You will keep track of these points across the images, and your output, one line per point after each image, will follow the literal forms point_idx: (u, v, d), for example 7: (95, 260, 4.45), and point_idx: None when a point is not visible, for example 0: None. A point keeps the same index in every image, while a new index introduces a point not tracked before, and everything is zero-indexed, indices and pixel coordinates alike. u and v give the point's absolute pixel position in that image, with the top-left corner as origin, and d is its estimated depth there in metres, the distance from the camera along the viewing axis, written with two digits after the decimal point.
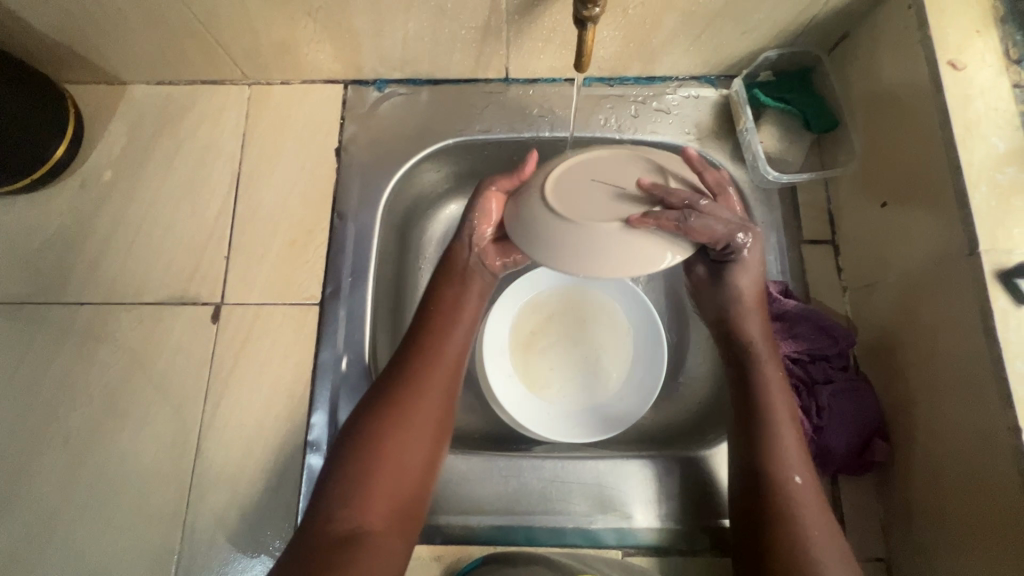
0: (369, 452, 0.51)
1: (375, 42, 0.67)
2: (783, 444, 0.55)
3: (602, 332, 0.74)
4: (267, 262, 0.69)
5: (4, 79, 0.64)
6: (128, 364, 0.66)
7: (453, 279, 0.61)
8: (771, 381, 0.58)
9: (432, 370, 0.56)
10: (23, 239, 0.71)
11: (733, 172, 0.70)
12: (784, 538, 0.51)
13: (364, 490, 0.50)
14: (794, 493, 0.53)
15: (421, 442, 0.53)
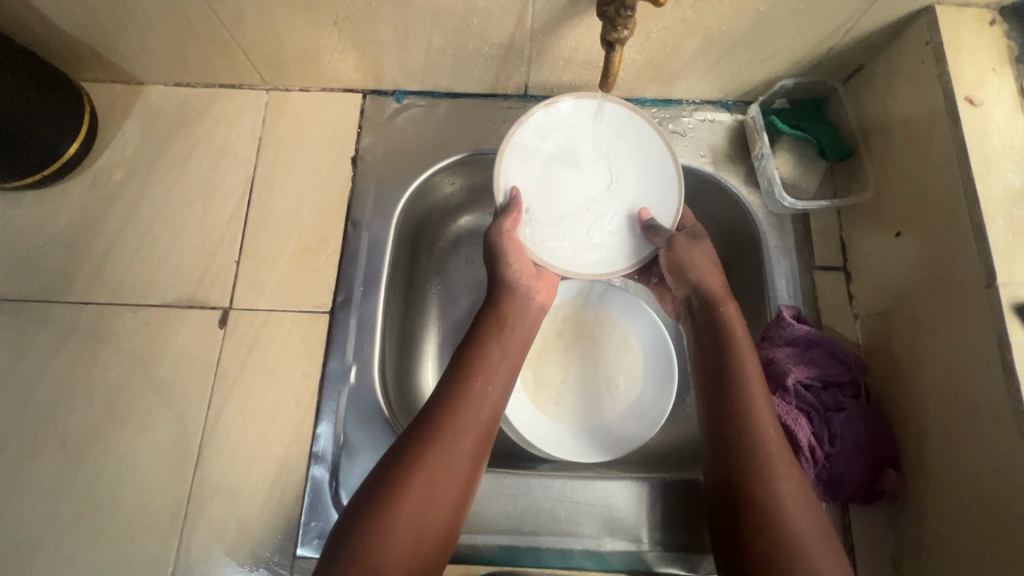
0: (384, 515, 0.47)
1: (397, 53, 0.68)
2: (755, 399, 0.55)
3: (607, 349, 0.75)
4: (278, 268, 0.69)
5: (19, 73, 0.63)
6: (131, 367, 0.65)
7: (496, 324, 0.61)
8: (737, 331, 0.60)
9: (459, 421, 0.52)
10: (29, 235, 0.70)
11: (748, 196, 0.71)
12: (742, 423, 0.53)
13: (381, 549, 0.46)
14: (768, 438, 0.52)
15: (445, 499, 0.49)
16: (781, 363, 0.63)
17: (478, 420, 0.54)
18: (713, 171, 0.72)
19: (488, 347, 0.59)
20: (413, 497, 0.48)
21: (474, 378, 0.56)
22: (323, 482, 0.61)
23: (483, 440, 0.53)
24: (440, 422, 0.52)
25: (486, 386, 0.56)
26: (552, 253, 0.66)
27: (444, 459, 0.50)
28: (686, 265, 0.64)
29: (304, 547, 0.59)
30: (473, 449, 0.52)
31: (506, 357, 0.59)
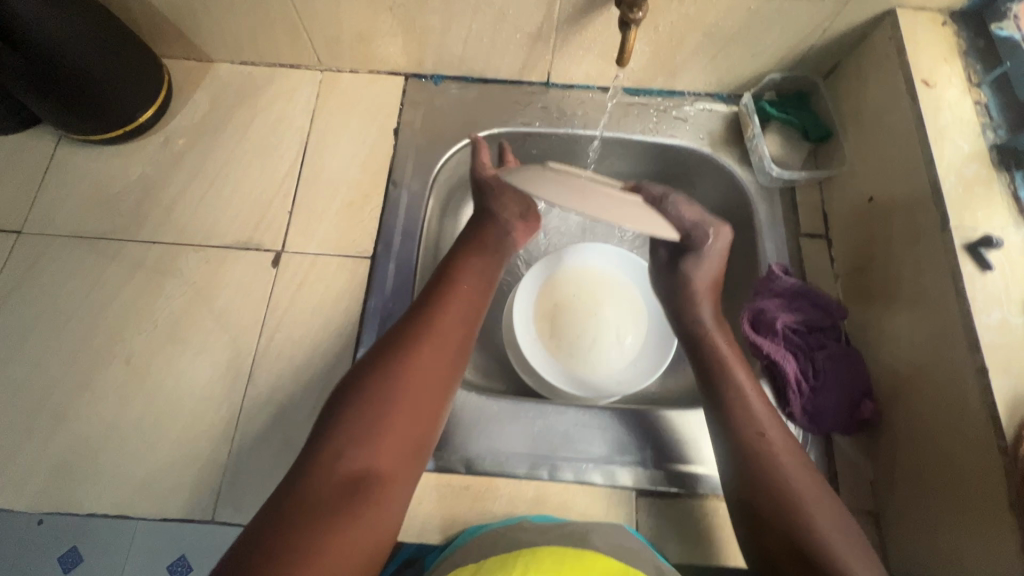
0: (376, 397, 0.54)
1: (440, 39, 0.78)
2: (754, 403, 0.62)
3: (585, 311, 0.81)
4: (327, 219, 0.77)
5: (121, 41, 0.73)
6: (191, 299, 0.72)
7: (477, 243, 0.72)
8: (727, 352, 0.67)
9: (440, 318, 0.61)
10: (106, 183, 0.78)
11: (740, 174, 0.82)
12: (742, 420, 0.61)
13: (376, 428, 0.52)
14: (771, 435, 0.60)
15: (433, 385, 0.57)
16: (770, 311, 0.71)
17: (458, 316, 0.63)
18: (711, 152, 0.84)
19: (471, 262, 0.69)
20: (409, 380, 0.56)
21: (458, 284, 0.65)
22: None
23: (465, 331, 0.62)
24: (426, 320, 0.61)
25: (468, 293, 0.65)
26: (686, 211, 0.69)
27: (431, 346, 0.59)
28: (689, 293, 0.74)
29: None
30: (456, 337, 0.61)
31: (484, 271, 0.69)
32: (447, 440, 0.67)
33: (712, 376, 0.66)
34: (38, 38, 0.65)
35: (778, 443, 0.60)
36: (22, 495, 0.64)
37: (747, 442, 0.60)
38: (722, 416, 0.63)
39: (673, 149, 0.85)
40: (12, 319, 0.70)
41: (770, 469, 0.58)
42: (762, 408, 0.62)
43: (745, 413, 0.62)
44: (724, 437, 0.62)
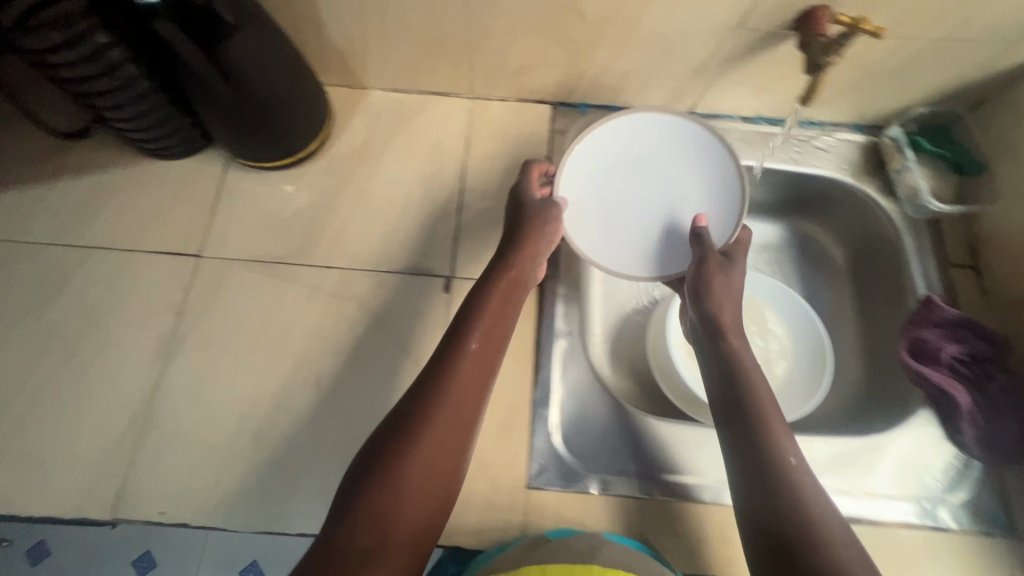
0: (392, 468, 0.50)
1: (601, 71, 0.81)
2: (784, 450, 0.55)
3: (746, 324, 0.85)
4: (492, 246, 0.80)
5: (312, 83, 0.75)
6: (371, 323, 0.75)
7: (507, 279, 0.64)
8: (756, 376, 0.60)
9: (469, 376, 0.56)
10: (277, 209, 0.81)
11: (885, 205, 0.84)
12: (776, 466, 0.53)
13: (392, 505, 0.49)
14: (799, 479, 0.52)
15: (444, 460, 0.51)
16: (932, 341, 0.74)
17: (471, 376, 0.56)
18: (854, 182, 0.86)
19: (493, 299, 0.62)
20: (423, 454, 0.51)
21: (471, 340, 0.58)
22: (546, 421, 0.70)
23: (480, 395, 0.56)
24: (440, 379, 0.55)
25: (490, 342, 0.59)
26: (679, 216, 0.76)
27: (437, 410, 0.53)
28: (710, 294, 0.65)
29: (537, 479, 0.68)
30: (468, 402, 0.55)
31: (502, 309, 0.62)
32: (634, 465, 0.69)
33: (741, 405, 0.58)
34: (240, 77, 0.65)
35: (807, 494, 0.51)
36: (230, 514, 0.66)
37: (777, 496, 0.51)
38: (753, 450, 0.55)
39: (815, 179, 0.88)
40: (204, 342, 0.73)
41: (809, 529, 0.49)
42: (794, 453, 0.55)
43: (778, 463, 0.53)
44: (759, 487, 0.53)
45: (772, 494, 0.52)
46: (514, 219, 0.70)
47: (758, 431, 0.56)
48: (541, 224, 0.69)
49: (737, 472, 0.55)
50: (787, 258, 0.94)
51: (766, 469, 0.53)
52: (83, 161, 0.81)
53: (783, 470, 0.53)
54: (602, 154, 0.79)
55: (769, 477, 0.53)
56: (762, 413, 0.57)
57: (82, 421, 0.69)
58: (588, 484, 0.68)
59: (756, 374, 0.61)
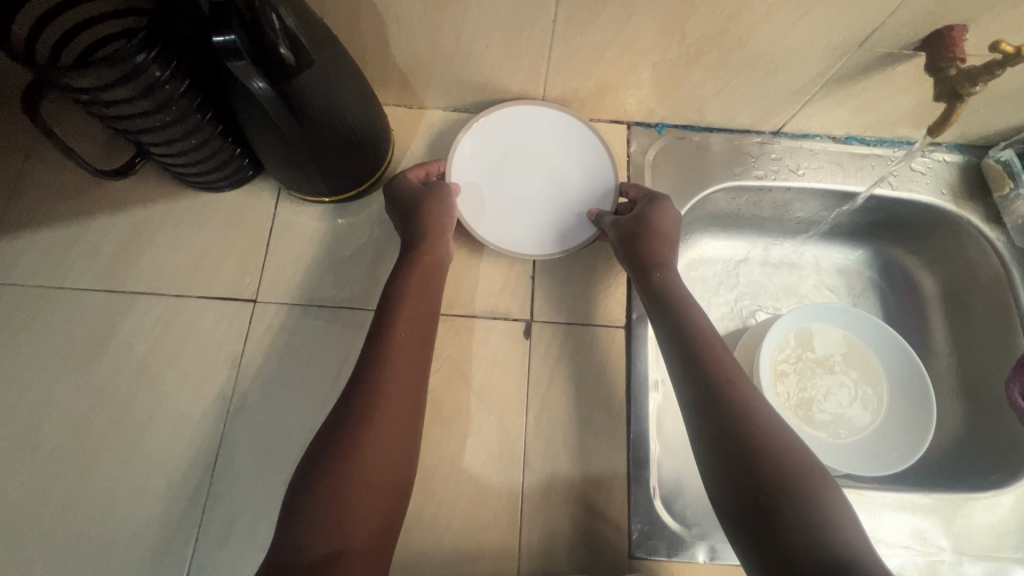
0: (346, 460, 0.51)
1: (689, 92, 0.74)
2: (727, 371, 0.56)
3: (835, 363, 0.81)
4: (573, 284, 0.74)
5: (371, 106, 0.67)
6: (449, 373, 0.69)
7: (411, 262, 0.63)
8: (693, 307, 0.61)
9: (381, 365, 0.56)
10: (337, 246, 0.74)
11: (990, 234, 0.78)
12: (723, 386, 0.55)
13: (340, 505, 0.49)
14: (750, 398, 0.54)
15: (394, 451, 0.53)
16: None
17: (410, 369, 0.57)
18: (955, 208, 0.80)
19: (410, 287, 0.61)
20: (368, 451, 0.51)
21: (396, 332, 0.58)
22: (644, 483, 0.65)
23: (417, 383, 0.57)
24: (376, 368, 0.55)
25: (410, 326, 0.59)
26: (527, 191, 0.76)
27: (374, 401, 0.53)
28: (656, 237, 0.66)
29: (640, 549, 0.63)
30: (410, 394, 0.56)
31: (420, 293, 0.62)
32: None
33: (687, 333, 0.59)
34: (312, 101, 0.57)
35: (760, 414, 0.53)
36: None
37: (742, 460, 0.51)
38: (701, 376, 0.56)
39: (911, 204, 0.81)
40: (267, 397, 0.67)
41: (758, 448, 0.51)
42: (740, 377, 0.56)
43: (740, 425, 0.52)
44: (708, 409, 0.54)
45: (723, 417, 0.53)
46: (393, 207, 0.69)
47: (710, 382, 0.55)
48: (410, 218, 0.66)
49: (686, 399, 0.56)
50: (869, 285, 0.89)
51: (718, 394, 0.54)
52: (122, 195, 0.74)
53: (733, 391, 0.54)
54: (480, 147, 0.77)
55: (734, 440, 0.51)
56: (706, 340, 0.58)
57: (139, 492, 0.63)
58: (694, 551, 0.63)
59: (696, 307, 0.62)
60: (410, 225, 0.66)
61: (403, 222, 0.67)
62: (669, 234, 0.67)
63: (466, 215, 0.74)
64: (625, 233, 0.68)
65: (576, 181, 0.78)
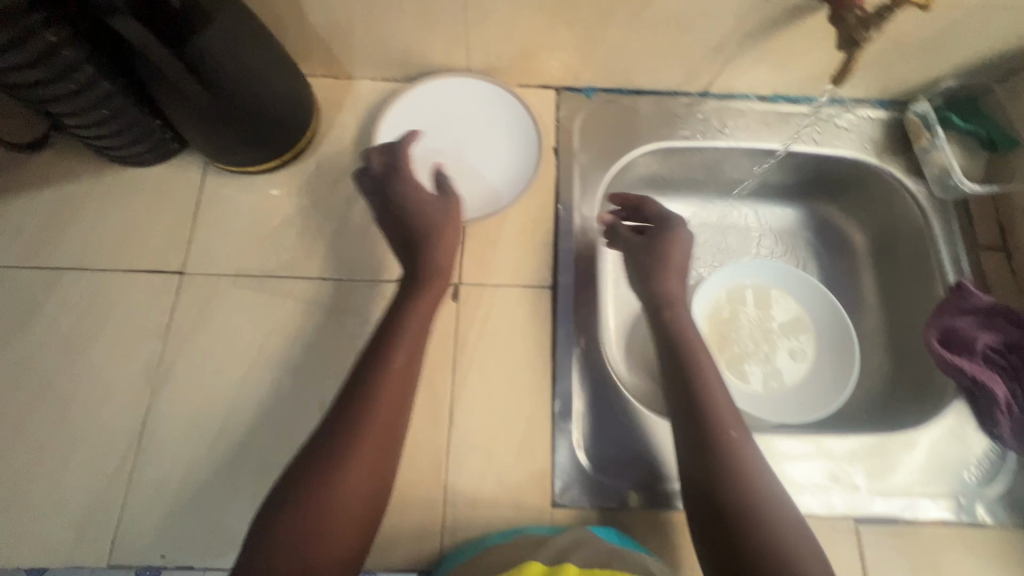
0: (333, 469, 0.49)
1: (610, 52, 0.75)
2: (715, 395, 0.57)
3: (767, 317, 0.83)
4: (500, 247, 0.74)
5: (288, 75, 0.67)
6: (376, 338, 0.69)
7: (415, 279, 0.61)
8: (688, 322, 0.64)
9: (387, 372, 0.54)
10: (264, 216, 0.74)
11: (912, 186, 0.80)
12: (702, 410, 0.56)
13: (322, 516, 0.48)
14: (730, 426, 0.55)
15: (381, 460, 0.51)
16: (966, 330, 0.71)
17: (402, 382, 0.55)
18: (877, 162, 0.82)
19: (421, 303, 0.60)
20: (355, 461, 0.50)
21: (400, 345, 0.56)
22: (568, 436, 0.66)
23: (408, 395, 0.55)
24: (372, 381, 0.54)
25: (415, 344, 0.58)
26: (453, 159, 0.78)
27: (364, 413, 0.52)
28: (665, 263, 0.67)
29: (562, 497, 0.64)
30: (400, 406, 0.54)
31: (426, 308, 0.60)
32: (661, 478, 0.66)
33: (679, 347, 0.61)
34: (214, 62, 0.57)
35: (735, 440, 0.54)
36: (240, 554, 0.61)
37: (710, 483, 0.52)
38: (688, 394, 0.58)
39: (835, 160, 0.83)
40: (194, 368, 0.67)
41: (736, 474, 0.52)
42: (725, 405, 0.57)
43: (719, 449, 0.53)
44: (688, 428, 0.56)
45: (701, 439, 0.54)
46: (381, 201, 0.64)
47: (698, 405, 0.56)
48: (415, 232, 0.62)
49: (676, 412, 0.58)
50: (804, 244, 0.90)
51: (698, 419, 0.56)
52: (46, 171, 0.73)
53: (711, 413, 0.56)
54: (404, 117, 0.78)
55: (707, 457, 0.53)
56: (695, 357, 0.61)
57: (66, 462, 0.63)
58: (616, 498, 0.64)
59: (680, 313, 0.64)
60: (404, 232, 0.63)
61: (395, 232, 0.63)
62: (672, 254, 0.67)
63: None
64: (636, 242, 0.69)
65: (501, 148, 0.79)
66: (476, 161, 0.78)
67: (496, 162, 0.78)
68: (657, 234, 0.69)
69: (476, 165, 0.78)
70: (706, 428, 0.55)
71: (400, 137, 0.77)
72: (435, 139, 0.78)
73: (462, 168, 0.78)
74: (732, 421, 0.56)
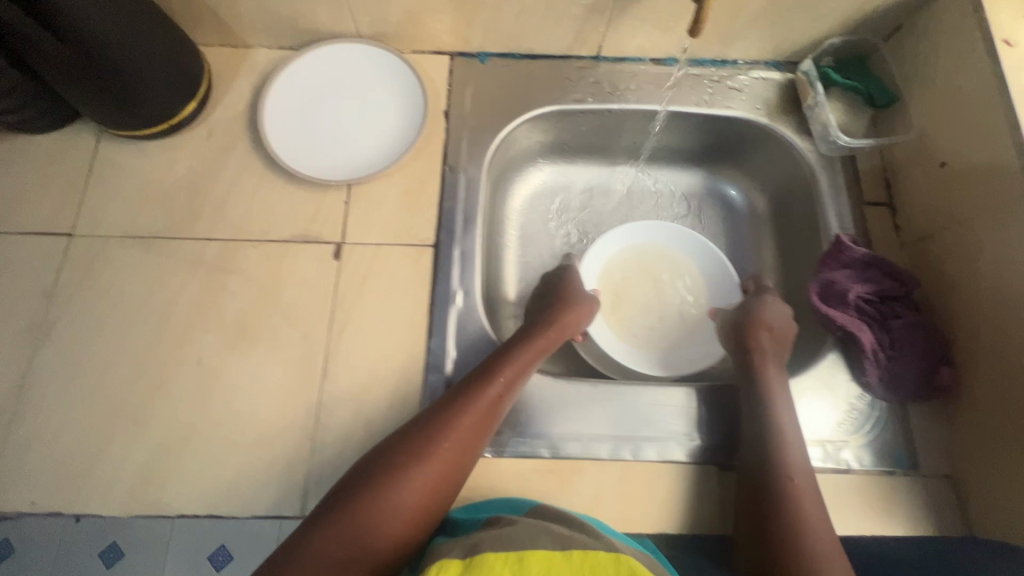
0: (373, 507, 0.53)
1: (492, 14, 0.76)
2: (790, 468, 0.60)
3: (660, 274, 0.86)
4: (385, 207, 0.76)
5: (161, 36, 0.69)
6: (256, 296, 0.71)
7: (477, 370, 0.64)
8: (773, 381, 0.67)
9: (454, 424, 0.59)
10: (154, 180, 0.76)
11: (801, 145, 0.80)
12: (801, 481, 0.60)
13: (357, 552, 0.51)
14: (807, 497, 0.59)
15: (418, 499, 0.55)
16: (841, 283, 0.71)
17: (465, 434, 0.59)
18: (768, 123, 0.82)
19: (506, 369, 0.64)
20: (403, 499, 0.54)
21: (468, 409, 0.60)
22: (439, 388, 0.68)
23: (468, 453, 0.59)
24: (429, 433, 0.58)
25: (494, 409, 0.62)
26: (342, 124, 0.80)
27: (429, 457, 0.57)
28: (756, 322, 0.72)
29: None
30: (449, 463, 0.57)
31: (520, 369, 0.65)
32: (527, 425, 0.67)
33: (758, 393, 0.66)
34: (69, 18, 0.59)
35: (812, 514, 0.57)
36: (108, 499, 0.63)
37: (781, 545, 0.55)
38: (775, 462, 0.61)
39: (728, 122, 0.83)
40: (77, 325, 0.69)
41: (792, 532, 0.56)
42: (805, 484, 0.60)
43: (795, 513, 0.57)
44: (766, 493, 0.59)
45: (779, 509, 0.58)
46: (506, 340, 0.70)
47: (772, 470, 0.60)
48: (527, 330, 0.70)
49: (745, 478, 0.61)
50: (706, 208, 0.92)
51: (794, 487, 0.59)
52: None
53: (782, 479, 0.60)
54: (293, 84, 0.80)
55: (774, 519, 0.57)
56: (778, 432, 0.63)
57: None
58: None
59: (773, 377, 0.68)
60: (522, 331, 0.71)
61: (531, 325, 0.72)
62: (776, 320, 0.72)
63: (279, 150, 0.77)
64: (731, 326, 0.75)
65: (390, 112, 0.81)
66: (364, 126, 0.80)
67: (384, 126, 0.80)
68: (764, 303, 0.74)
69: (364, 129, 0.80)
70: (777, 463, 0.61)
71: (289, 103, 0.80)
72: (324, 105, 0.80)
73: (350, 132, 0.80)
74: (811, 496, 0.59)
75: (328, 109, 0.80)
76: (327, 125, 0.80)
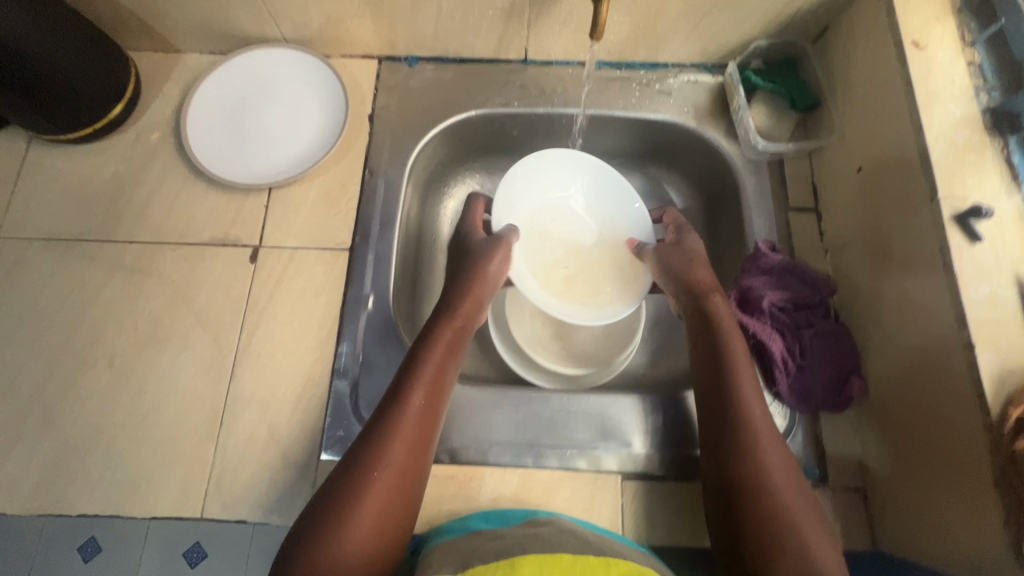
0: (328, 536, 0.49)
1: (411, 18, 0.76)
2: (767, 447, 0.56)
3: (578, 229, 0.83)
4: (303, 210, 0.76)
5: (80, 41, 0.70)
6: (172, 297, 0.72)
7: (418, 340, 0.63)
8: (737, 348, 0.62)
9: (391, 426, 0.55)
10: (79, 183, 0.77)
11: (728, 149, 0.79)
12: (782, 463, 0.55)
13: None
14: (795, 482, 0.55)
15: (377, 517, 0.51)
16: (757, 289, 0.69)
17: (409, 439, 0.55)
18: (695, 126, 0.80)
19: (432, 351, 0.61)
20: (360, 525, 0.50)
21: (406, 409, 0.57)
22: (344, 394, 0.68)
23: (416, 455, 0.56)
24: (371, 445, 0.54)
25: (429, 397, 0.58)
26: (265, 128, 0.80)
27: (376, 469, 0.53)
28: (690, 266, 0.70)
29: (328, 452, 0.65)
30: (398, 470, 0.54)
31: (448, 347, 0.63)
32: None
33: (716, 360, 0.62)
34: None
35: (800, 502, 0.53)
36: (14, 496, 0.64)
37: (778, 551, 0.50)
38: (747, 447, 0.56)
39: (657, 125, 0.82)
40: None
41: (784, 537, 0.51)
42: (786, 464, 0.55)
43: (785, 510, 0.52)
44: (748, 482, 0.54)
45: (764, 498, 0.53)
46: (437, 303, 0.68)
47: (747, 458, 0.55)
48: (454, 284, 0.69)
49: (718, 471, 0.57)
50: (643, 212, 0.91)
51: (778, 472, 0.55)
52: None
53: (762, 468, 0.55)
54: (218, 89, 0.81)
55: (760, 525, 0.52)
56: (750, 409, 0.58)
57: None
58: None
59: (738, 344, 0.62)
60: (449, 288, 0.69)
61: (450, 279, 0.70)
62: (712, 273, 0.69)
63: (199, 153, 0.77)
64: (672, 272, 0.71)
65: (314, 116, 0.81)
66: (287, 130, 0.80)
67: (307, 130, 0.80)
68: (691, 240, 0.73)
69: (287, 132, 0.80)
70: (755, 465, 0.55)
71: (212, 108, 0.80)
72: (248, 109, 0.81)
73: (274, 135, 0.80)
74: (793, 477, 0.55)
75: (251, 112, 0.81)
76: (248, 127, 0.80)
